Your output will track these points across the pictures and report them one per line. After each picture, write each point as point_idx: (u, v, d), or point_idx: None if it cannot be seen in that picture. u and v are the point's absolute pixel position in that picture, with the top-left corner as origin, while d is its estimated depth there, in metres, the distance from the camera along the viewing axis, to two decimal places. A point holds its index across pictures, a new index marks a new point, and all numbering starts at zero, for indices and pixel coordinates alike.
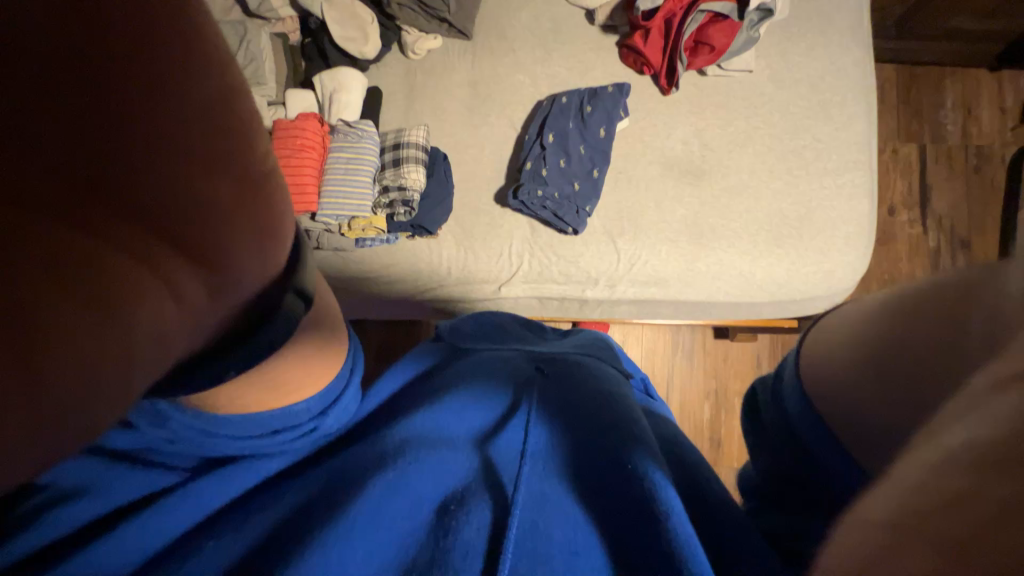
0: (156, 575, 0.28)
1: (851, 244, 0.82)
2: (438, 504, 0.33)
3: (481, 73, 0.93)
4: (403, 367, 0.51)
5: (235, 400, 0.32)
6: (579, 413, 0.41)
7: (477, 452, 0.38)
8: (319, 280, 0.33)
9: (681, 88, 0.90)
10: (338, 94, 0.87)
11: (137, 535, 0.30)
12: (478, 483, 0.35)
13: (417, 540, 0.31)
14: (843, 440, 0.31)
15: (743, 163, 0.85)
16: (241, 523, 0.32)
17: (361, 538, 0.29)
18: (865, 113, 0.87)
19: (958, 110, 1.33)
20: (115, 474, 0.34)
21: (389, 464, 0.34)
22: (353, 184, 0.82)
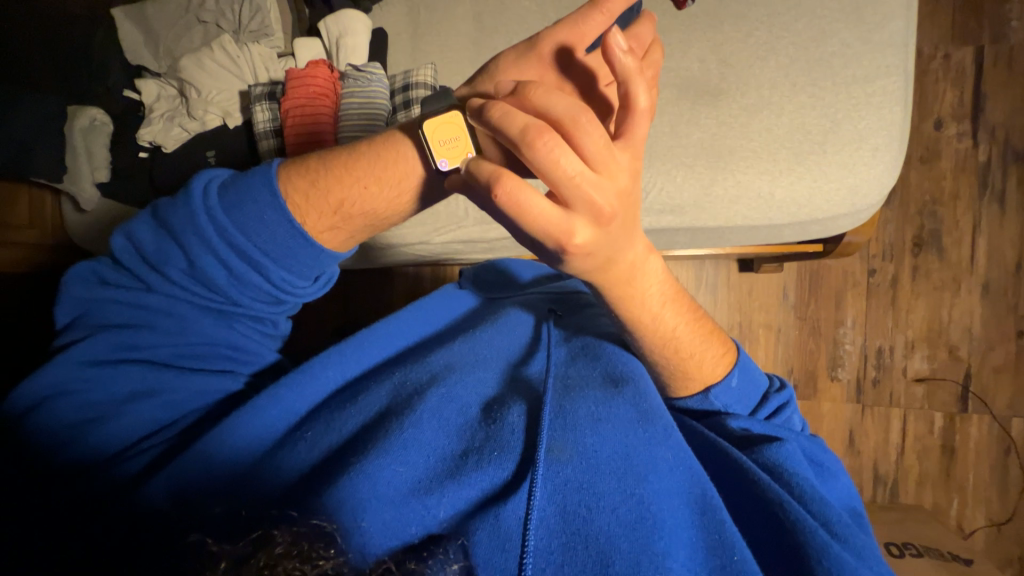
0: (294, 441, 0.51)
1: (879, 157, 0.79)
2: (482, 406, 0.58)
3: (486, 3, 0.91)
4: (450, 298, 0.75)
5: (316, 184, 0.52)
6: (571, 359, 0.64)
7: (507, 373, 0.63)
8: (386, 174, 0.53)
9: (698, 0, 0.84)
10: (345, 39, 0.86)
11: (250, 424, 0.50)
12: (513, 392, 0.60)
13: (472, 425, 0.56)
14: (659, 342, 0.59)
15: (764, 78, 0.81)
16: (341, 414, 0.54)
17: (432, 422, 0.54)
18: (902, 10, 0.80)
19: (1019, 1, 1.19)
20: (172, 377, 0.49)
21: (440, 382, 0.58)
22: (367, 131, 0.78)
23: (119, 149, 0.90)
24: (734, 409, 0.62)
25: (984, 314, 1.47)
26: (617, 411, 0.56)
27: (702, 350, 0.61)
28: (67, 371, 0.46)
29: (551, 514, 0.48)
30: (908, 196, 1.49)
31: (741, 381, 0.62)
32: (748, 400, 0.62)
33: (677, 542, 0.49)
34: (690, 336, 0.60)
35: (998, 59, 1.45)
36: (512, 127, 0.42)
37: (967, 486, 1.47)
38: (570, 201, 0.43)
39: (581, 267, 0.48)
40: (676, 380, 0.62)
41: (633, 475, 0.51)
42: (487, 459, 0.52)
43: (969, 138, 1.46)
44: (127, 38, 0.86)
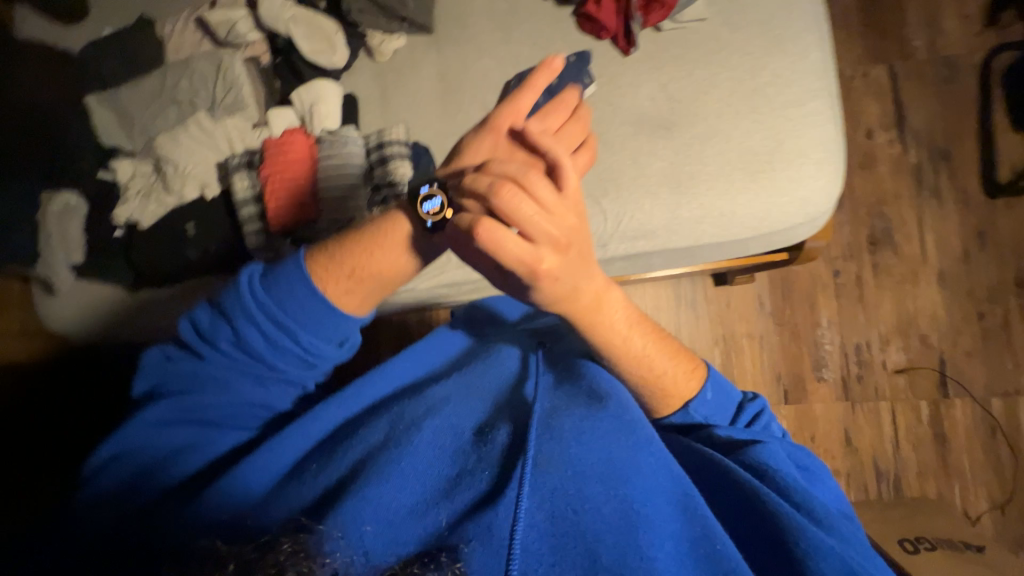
0: (291, 483, 0.53)
1: (822, 170, 0.86)
2: (475, 429, 0.59)
3: (448, 64, 0.97)
4: (440, 336, 0.74)
5: (333, 257, 0.54)
6: (558, 378, 0.65)
7: (499, 395, 0.64)
8: (395, 238, 0.55)
9: (640, 47, 0.92)
10: (318, 106, 0.91)
11: (254, 473, 0.53)
12: (504, 413, 0.61)
13: (466, 449, 0.57)
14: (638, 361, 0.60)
15: (710, 109, 0.89)
16: (334, 455, 0.55)
17: (423, 450, 0.55)
18: (821, 40, 0.88)
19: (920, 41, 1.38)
20: (213, 436, 0.54)
21: (433, 412, 0.59)
22: (344, 188, 0.81)
23: (93, 228, 0.89)
24: (716, 421, 0.62)
25: (945, 302, 1.55)
26: (601, 422, 0.57)
27: (674, 366, 0.62)
28: (127, 434, 0.51)
29: (543, 517, 0.50)
30: (856, 201, 1.60)
31: (715, 394, 0.63)
32: (725, 411, 0.63)
33: (663, 535, 0.50)
34: (660, 354, 0.61)
35: (910, 74, 1.62)
36: (479, 182, 0.49)
37: (964, 471, 1.50)
38: (534, 235, 0.47)
39: (549, 294, 0.51)
40: (659, 398, 0.62)
41: (618, 480, 0.52)
42: (478, 478, 0.54)
43: (899, 144, 1.60)
44: (102, 122, 0.90)
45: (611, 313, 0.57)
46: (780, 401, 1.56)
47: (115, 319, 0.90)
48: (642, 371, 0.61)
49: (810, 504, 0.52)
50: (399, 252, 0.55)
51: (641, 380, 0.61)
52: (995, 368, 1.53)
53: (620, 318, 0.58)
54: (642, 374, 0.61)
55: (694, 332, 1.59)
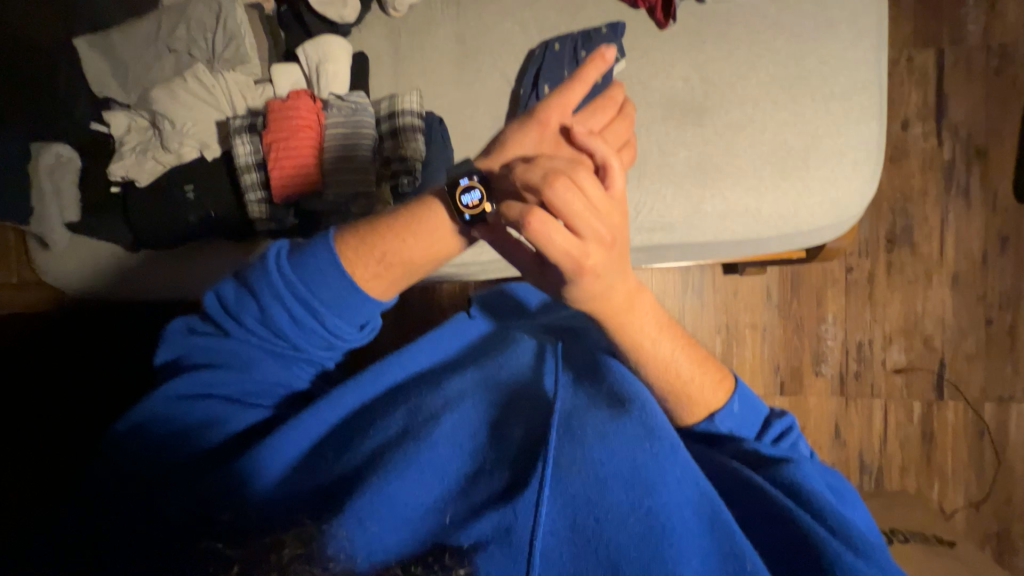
0: (315, 469, 0.54)
1: (860, 170, 0.81)
2: (494, 426, 0.59)
3: (467, 25, 0.89)
4: (455, 321, 0.72)
5: (363, 237, 0.53)
6: (577, 374, 0.64)
7: (518, 389, 0.63)
8: (427, 221, 0.54)
9: (678, 20, 0.84)
10: (325, 65, 0.84)
11: (273, 455, 0.52)
12: (524, 411, 0.60)
13: (485, 447, 0.57)
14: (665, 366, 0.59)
15: (746, 96, 0.82)
16: (356, 444, 0.56)
17: (444, 446, 0.56)
18: (877, 26, 0.81)
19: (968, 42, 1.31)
20: (231, 411, 0.53)
21: (452, 407, 0.59)
22: (351, 160, 0.77)
23: (87, 184, 0.86)
24: (741, 434, 0.62)
25: (955, 306, 1.53)
26: (624, 429, 0.56)
27: (701, 374, 0.61)
28: (155, 406, 0.51)
29: (560, 520, 0.52)
30: (880, 195, 1.54)
31: (742, 406, 0.62)
32: (750, 425, 0.63)
33: (689, 551, 0.51)
34: (687, 361, 0.60)
35: (958, 61, 1.51)
36: (532, 174, 0.49)
37: (946, 469, 1.54)
38: (581, 229, 0.48)
39: (590, 291, 0.51)
40: (684, 407, 0.61)
41: (640, 487, 0.52)
42: (498, 478, 0.55)
43: (934, 137, 1.52)
44: (92, 68, 0.83)
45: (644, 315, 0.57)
46: (775, 392, 1.58)
47: (114, 278, 0.88)
48: (667, 376, 0.60)
49: (845, 529, 0.53)
50: (429, 233, 0.54)
51: (666, 385, 0.60)
52: (994, 374, 1.53)
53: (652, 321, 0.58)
54: (668, 379, 0.60)
55: (698, 319, 1.58)
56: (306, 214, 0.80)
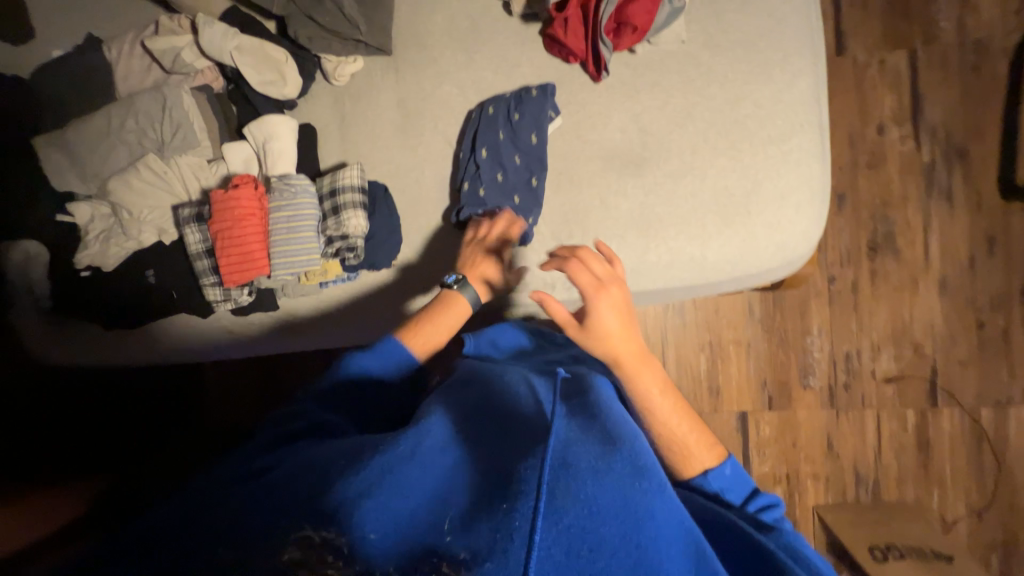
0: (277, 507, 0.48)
1: (803, 213, 0.80)
2: (473, 465, 0.51)
3: (407, 91, 0.91)
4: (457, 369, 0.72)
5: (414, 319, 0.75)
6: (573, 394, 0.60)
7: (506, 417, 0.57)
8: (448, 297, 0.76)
9: (612, 71, 0.84)
10: (270, 144, 0.87)
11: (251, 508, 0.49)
12: (508, 441, 0.52)
13: (462, 484, 0.50)
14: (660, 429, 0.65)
15: (684, 144, 0.82)
16: (319, 490, 0.48)
17: (415, 485, 0.49)
18: (813, 65, 0.79)
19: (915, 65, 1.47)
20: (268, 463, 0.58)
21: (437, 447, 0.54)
22: (297, 242, 0.79)
23: (56, 274, 0.89)
24: (728, 498, 0.62)
25: (944, 311, 1.50)
26: (613, 464, 0.47)
27: (693, 435, 0.65)
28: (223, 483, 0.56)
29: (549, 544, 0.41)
30: (859, 203, 1.51)
31: (733, 470, 0.63)
32: (737, 491, 0.62)
33: None
34: (682, 421, 0.66)
35: (932, 61, 1.47)
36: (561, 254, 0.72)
37: (944, 477, 1.51)
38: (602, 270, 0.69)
39: (609, 321, 0.67)
40: (678, 457, 0.65)
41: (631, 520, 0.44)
42: (473, 510, 0.45)
43: (911, 140, 1.49)
44: (53, 167, 0.87)
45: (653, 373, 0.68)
46: (763, 407, 1.56)
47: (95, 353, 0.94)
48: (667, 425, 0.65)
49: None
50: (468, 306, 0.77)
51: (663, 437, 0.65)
52: (989, 379, 1.49)
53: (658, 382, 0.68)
54: (667, 432, 0.65)
55: (680, 338, 1.57)
56: (260, 290, 0.85)
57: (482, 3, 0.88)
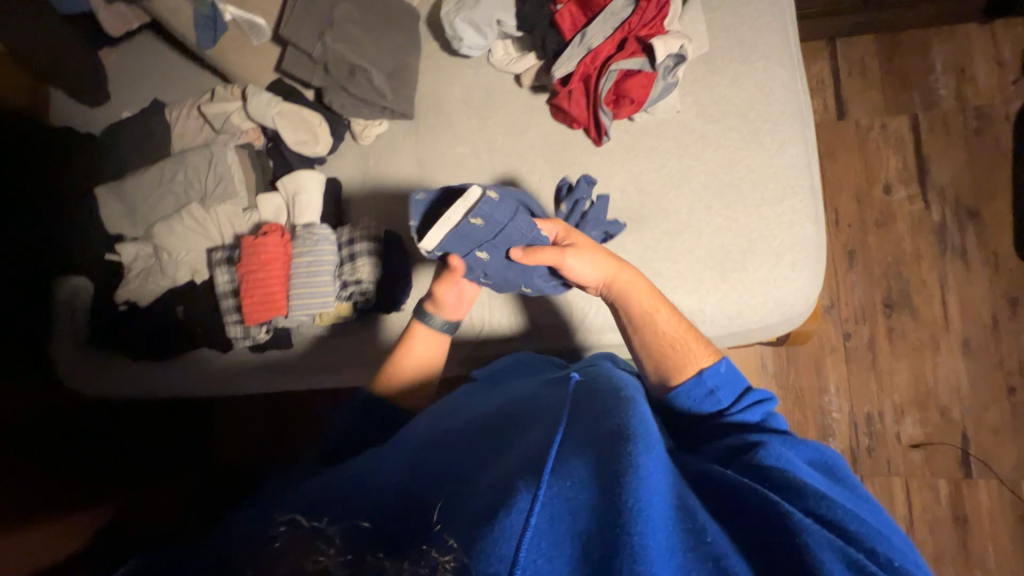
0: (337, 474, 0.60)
1: (799, 271, 0.82)
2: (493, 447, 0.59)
3: (425, 151, 0.99)
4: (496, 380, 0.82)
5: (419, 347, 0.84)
6: (575, 409, 0.61)
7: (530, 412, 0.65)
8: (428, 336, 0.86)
9: (613, 137, 0.90)
10: (299, 196, 0.95)
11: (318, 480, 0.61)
12: (523, 432, 0.60)
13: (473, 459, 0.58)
14: (665, 368, 0.72)
15: (681, 204, 0.87)
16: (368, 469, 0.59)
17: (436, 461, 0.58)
18: (801, 134, 0.85)
19: (917, 126, 1.52)
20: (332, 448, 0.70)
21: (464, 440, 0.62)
22: (315, 285, 0.85)
23: (97, 309, 0.98)
24: (723, 393, 0.68)
25: (970, 373, 1.44)
26: (598, 441, 0.54)
27: (684, 347, 0.72)
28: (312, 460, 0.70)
29: (561, 559, 0.43)
30: (871, 260, 1.51)
31: (725, 370, 0.69)
32: (731, 389, 0.69)
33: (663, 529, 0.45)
34: (670, 329, 0.74)
35: (934, 125, 1.51)
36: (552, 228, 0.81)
37: (989, 560, 1.37)
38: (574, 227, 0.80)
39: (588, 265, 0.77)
40: (676, 363, 0.71)
41: (632, 519, 0.44)
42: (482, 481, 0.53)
43: (920, 200, 1.50)
44: (109, 213, 0.98)
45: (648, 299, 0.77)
46: None
47: (120, 386, 1.01)
48: (662, 359, 0.73)
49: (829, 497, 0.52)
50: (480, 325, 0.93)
51: (664, 368, 0.72)
52: None
53: (656, 303, 0.77)
54: (664, 365, 0.72)
55: None
56: (276, 329, 0.89)
57: (495, 76, 0.97)
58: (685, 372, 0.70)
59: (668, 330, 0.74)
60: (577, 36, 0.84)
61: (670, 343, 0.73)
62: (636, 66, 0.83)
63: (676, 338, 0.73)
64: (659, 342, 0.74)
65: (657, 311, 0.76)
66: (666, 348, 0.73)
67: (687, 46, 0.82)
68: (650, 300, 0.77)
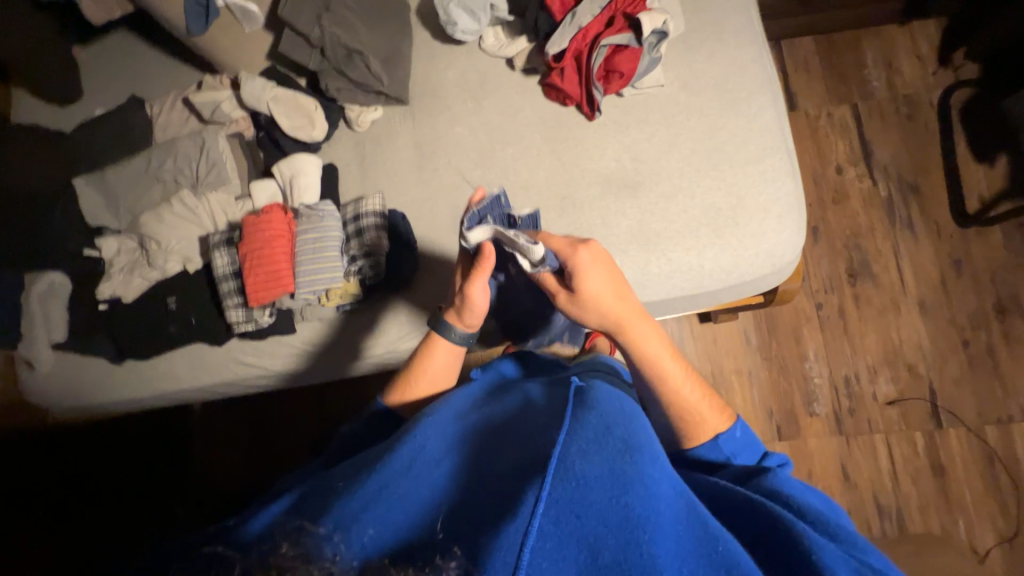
0: (317, 483, 0.53)
1: (784, 223, 0.89)
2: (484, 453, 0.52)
3: (423, 133, 1.01)
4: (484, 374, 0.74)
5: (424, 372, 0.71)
6: (578, 398, 0.56)
7: (523, 410, 0.58)
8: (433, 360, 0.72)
9: (604, 111, 0.96)
10: (297, 179, 0.95)
11: (293, 489, 0.53)
12: (517, 433, 0.53)
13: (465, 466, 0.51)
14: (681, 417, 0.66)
15: (673, 168, 0.92)
16: (346, 477, 0.52)
17: (421, 469, 0.50)
18: (773, 102, 0.94)
19: (857, 112, 1.69)
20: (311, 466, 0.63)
21: (450, 443, 0.54)
22: (323, 260, 0.86)
23: (75, 305, 0.93)
24: (739, 460, 0.64)
25: (929, 331, 1.57)
26: (603, 438, 0.48)
27: (700, 409, 0.66)
28: (290, 475, 0.63)
29: (567, 563, 0.39)
30: (832, 234, 1.64)
31: (744, 432, 0.65)
32: (749, 452, 0.65)
33: (667, 540, 0.42)
34: (688, 391, 0.67)
35: (872, 112, 1.69)
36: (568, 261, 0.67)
37: (966, 505, 1.46)
38: (593, 265, 0.66)
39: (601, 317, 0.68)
40: (689, 422, 0.65)
41: (639, 532, 0.41)
42: (477, 493, 0.47)
43: (867, 178, 1.66)
44: (91, 205, 0.96)
45: (661, 355, 0.68)
46: (774, 437, 1.53)
47: (98, 391, 0.93)
48: (680, 407, 0.66)
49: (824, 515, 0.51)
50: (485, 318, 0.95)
51: (675, 417, 0.66)
52: (985, 396, 1.52)
53: (671, 356, 0.68)
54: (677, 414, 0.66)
55: None
56: (281, 311, 0.89)
57: (487, 60, 1.02)
58: (699, 434, 0.65)
59: (681, 386, 0.67)
60: (568, 17, 0.91)
61: (682, 403, 0.66)
62: (624, 41, 0.91)
63: (693, 406, 0.66)
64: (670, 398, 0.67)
65: (679, 377, 0.67)
66: (681, 407, 0.66)
67: (666, 23, 0.91)
68: (667, 357, 0.68)
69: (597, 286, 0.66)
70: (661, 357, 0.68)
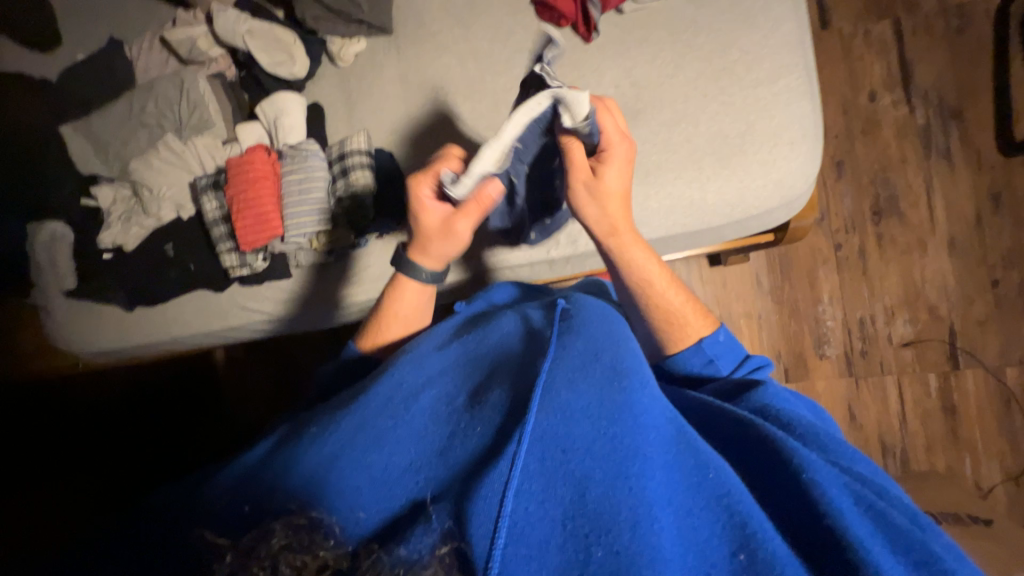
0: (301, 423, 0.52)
1: (798, 148, 0.82)
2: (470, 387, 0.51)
3: (409, 65, 0.95)
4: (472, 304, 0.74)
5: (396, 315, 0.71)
6: (561, 330, 0.52)
7: (509, 339, 0.56)
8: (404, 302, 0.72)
9: (602, 32, 0.88)
10: (281, 119, 0.91)
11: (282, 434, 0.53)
12: (503, 366, 0.52)
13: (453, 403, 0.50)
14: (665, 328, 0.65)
15: (676, 93, 0.85)
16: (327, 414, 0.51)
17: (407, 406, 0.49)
18: (793, 12, 0.84)
19: (900, 28, 1.51)
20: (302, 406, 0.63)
21: (434, 375, 0.53)
22: (308, 201, 0.86)
23: (79, 254, 0.95)
24: (721, 365, 0.63)
25: (956, 270, 1.48)
26: (590, 369, 0.46)
27: (686, 316, 0.65)
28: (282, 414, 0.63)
29: (552, 501, 0.39)
30: (858, 169, 1.52)
31: (727, 337, 0.64)
32: (730, 358, 0.64)
33: (656, 466, 0.41)
34: (673, 299, 0.66)
35: (917, 27, 1.50)
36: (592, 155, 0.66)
37: (975, 444, 1.45)
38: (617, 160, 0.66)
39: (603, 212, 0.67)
40: (673, 333, 0.64)
41: (625, 463, 0.40)
42: (467, 432, 0.47)
43: (904, 105, 1.50)
44: (79, 152, 0.94)
45: (649, 264, 0.67)
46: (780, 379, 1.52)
47: (111, 336, 0.97)
48: (662, 319, 0.65)
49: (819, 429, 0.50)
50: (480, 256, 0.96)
51: (659, 330, 0.65)
52: (1009, 337, 1.46)
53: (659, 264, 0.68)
54: (661, 327, 0.65)
55: None
56: (274, 255, 0.90)
57: None
58: (683, 342, 0.64)
59: (666, 295, 0.66)
60: None
61: (666, 313, 0.65)
62: None
63: (677, 313, 0.65)
64: (654, 308, 0.66)
65: (665, 285, 0.66)
66: (665, 316, 0.65)
67: None
68: (654, 265, 0.67)
69: (617, 177, 0.66)
70: (651, 266, 0.67)
